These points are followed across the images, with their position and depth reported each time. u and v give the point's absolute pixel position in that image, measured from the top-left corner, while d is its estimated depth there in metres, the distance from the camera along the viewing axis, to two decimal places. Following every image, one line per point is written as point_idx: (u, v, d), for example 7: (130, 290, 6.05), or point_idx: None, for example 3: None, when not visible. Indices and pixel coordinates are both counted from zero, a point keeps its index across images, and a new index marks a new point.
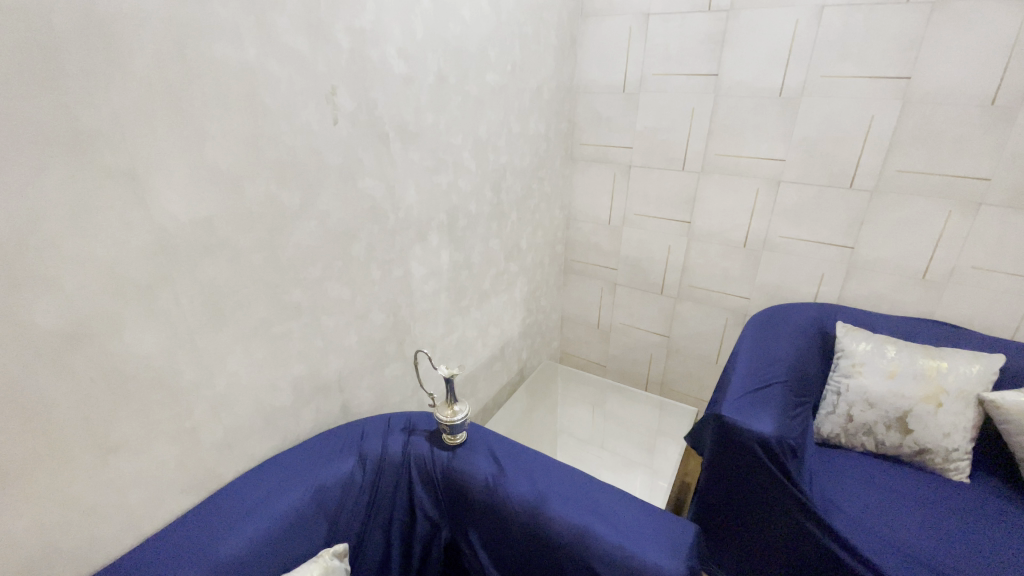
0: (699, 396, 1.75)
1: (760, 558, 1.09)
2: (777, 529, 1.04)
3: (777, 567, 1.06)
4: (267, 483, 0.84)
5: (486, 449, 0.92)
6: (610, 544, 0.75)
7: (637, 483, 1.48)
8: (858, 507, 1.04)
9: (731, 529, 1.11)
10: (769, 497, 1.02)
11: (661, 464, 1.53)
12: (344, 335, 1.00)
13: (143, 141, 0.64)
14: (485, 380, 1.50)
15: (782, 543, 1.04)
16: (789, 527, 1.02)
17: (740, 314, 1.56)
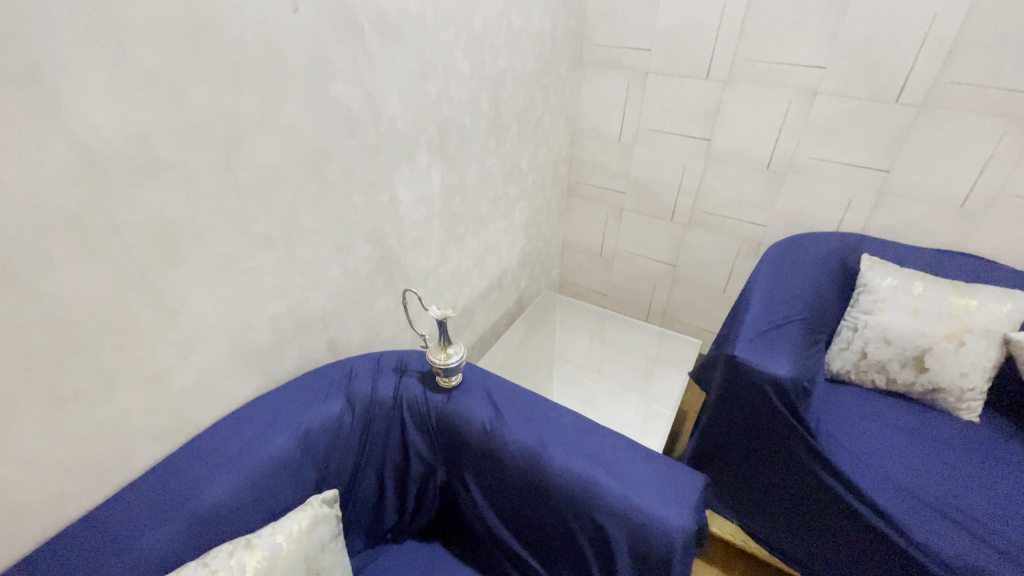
0: (702, 327, 1.70)
1: (758, 490, 1.08)
2: (780, 466, 1.01)
3: (775, 500, 1.05)
4: (249, 427, 0.79)
5: (483, 391, 0.86)
6: (612, 495, 0.71)
7: (633, 406, 1.48)
8: (864, 447, 1.01)
9: (731, 463, 1.10)
10: (775, 436, 0.99)
11: (657, 390, 1.52)
12: (325, 268, 0.90)
13: (42, 32, 0.50)
14: (482, 311, 1.42)
15: (783, 479, 1.02)
16: (792, 464, 0.99)
17: (754, 242, 1.46)
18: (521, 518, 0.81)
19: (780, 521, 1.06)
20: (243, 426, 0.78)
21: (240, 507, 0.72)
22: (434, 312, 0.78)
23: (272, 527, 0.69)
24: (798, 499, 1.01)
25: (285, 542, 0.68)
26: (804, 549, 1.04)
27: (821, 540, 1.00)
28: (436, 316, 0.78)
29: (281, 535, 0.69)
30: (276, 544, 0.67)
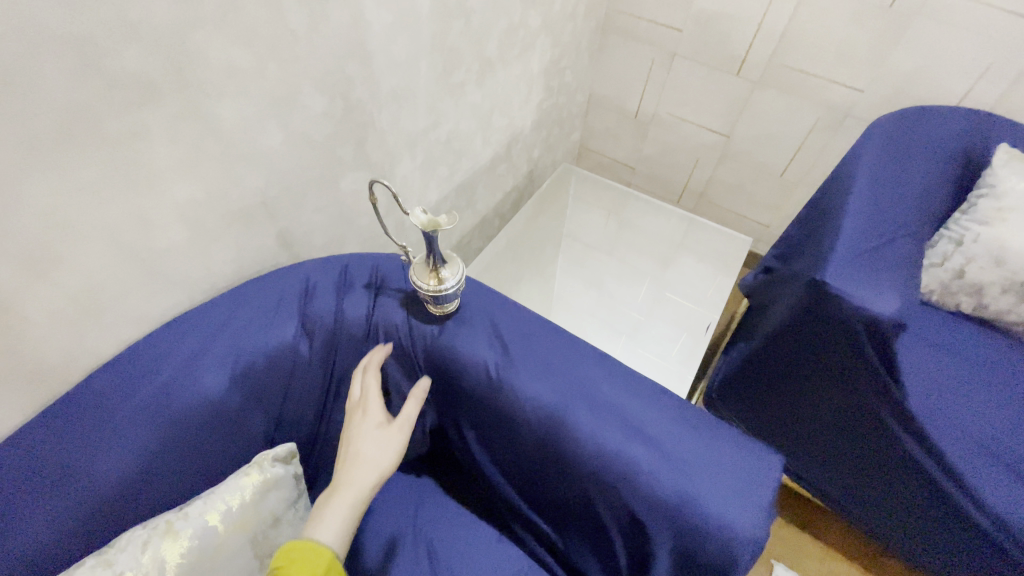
0: (742, 214, 1.43)
1: (794, 425, 0.87)
2: (833, 408, 0.78)
3: (814, 440, 0.85)
4: (169, 364, 0.55)
5: (487, 323, 0.63)
6: (656, 484, 0.53)
7: (642, 294, 1.43)
8: (949, 384, 0.76)
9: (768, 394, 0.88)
10: (841, 375, 0.74)
11: (673, 278, 1.42)
12: (257, 133, 0.60)
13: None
14: (486, 186, 1.14)
15: (832, 421, 0.80)
16: (853, 409, 0.76)
17: (839, 114, 1.13)
18: (524, 479, 0.64)
19: (814, 461, 0.87)
20: (158, 361, 0.55)
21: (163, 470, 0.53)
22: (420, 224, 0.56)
23: (203, 501, 0.51)
24: (848, 446, 0.80)
25: (221, 522, 0.51)
26: (838, 493, 0.87)
27: (865, 490, 0.81)
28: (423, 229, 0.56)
29: (214, 513, 0.51)
30: (207, 527, 0.50)
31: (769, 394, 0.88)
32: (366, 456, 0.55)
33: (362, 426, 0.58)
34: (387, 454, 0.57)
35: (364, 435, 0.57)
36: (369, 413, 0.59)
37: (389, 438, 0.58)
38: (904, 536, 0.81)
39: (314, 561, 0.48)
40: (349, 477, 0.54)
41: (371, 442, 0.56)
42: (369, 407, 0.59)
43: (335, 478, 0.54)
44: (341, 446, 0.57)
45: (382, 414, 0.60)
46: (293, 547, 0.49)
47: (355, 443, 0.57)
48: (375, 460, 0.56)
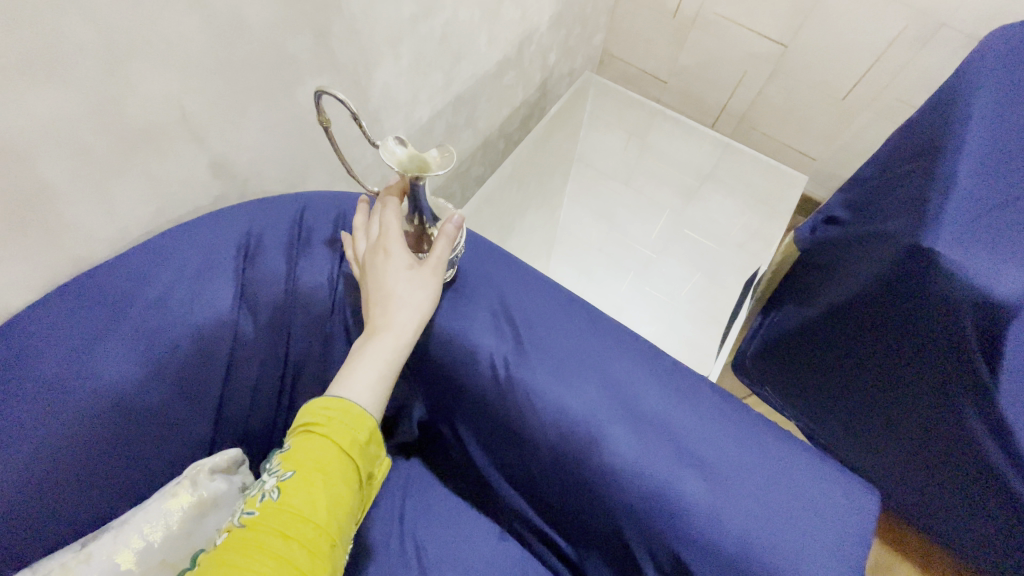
0: (785, 143, 1.23)
1: (842, 401, 0.75)
2: (894, 397, 0.66)
3: (864, 421, 0.73)
4: (54, 360, 0.39)
5: (493, 302, 0.51)
6: (713, 529, 0.42)
7: (658, 228, 1.29)
8: None
9: (820, 365, 0.75)
10: (914, 365, 0.61)
11: (696, 214, 1.25)
12: (155, 12, 0.40)
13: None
14: (490, 100, 0.92)
15: (888, 410, 0.68)
16: (919, 403, 0.63)
17: (936, 22, 0.89)
18: (533, 489, 0.53)
19: (855, 443, 0.77)
20: (38, 358, 0.38)
21: (57, 513, 0.38)
22: (399, 171, 0.43)
23: (112, 537, 0.38)
24: (901, 437, 0.68)
25: (139, 561, 0.39)
26: (877, 475, 0.78)
27: (913, 479, 0.72)
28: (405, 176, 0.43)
29: (128, 551, 0.38)
30: (118, 572, 0.38)
31: (815, 369, 0.76)
32: (399, 299, 0.46)
33: (387, 268, 0.47)
34: (424, 296, 0.48)
35: (394, 276, 0.47)
36: (395, 251, 0.48)
37: (423, 276, 0.48)
38: (950, 524, 0.73)
39: (355, 427, 0.43)
40: (387, 321, 0.46)
41: (402, 287, 0.47)
42: (392, 242, 0.48)
43: (367, 327, 0.47)
44: (367, 292, 0.48)
45: (409, 251, 0.49)
46: (328, 402, 0.43)
47: (382, 286, 0.47)
48: (413, 304, 0.47)
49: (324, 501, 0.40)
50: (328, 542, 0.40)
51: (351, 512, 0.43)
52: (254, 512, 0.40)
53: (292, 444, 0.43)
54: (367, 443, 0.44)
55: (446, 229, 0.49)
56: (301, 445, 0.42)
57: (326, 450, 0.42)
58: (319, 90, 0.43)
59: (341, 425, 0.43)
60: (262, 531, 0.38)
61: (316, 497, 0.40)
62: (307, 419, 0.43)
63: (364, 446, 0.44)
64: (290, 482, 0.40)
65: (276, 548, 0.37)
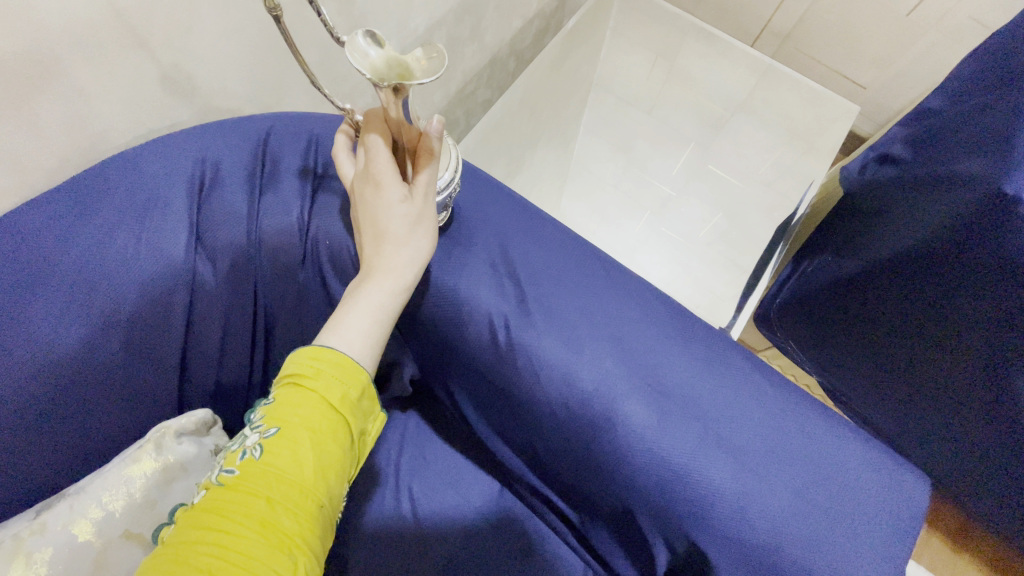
0: (832, 68, 1.09)
1: (872, 358, 0.70)
2: (932, 355, 0.60)
3: (894, 379, 0.68)
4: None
5: (493, 252, 0.45)
6: (738, 518, 0.37)
7: (680, 163, 1.18)
8: None
9: (852, 319, 0.69)
10: (960, 323, 0.55)
11: (723, 150, 1.14)
12: None
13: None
14: (498, 9, 0.80)
15: (925, 371, 0.62)
16: (962, 364, 0.57)
17: None
18: (536, 457, 0.48)
19: (884, 400, 0.73)
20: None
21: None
22: (374, 79, 0.34)
23: (67, 506, 0.35)
24: (936, 397, 0.63)
25: (99, 532, 0.35)
26: (904, 434, 0.74)
27: (944, 440, 0.67)
28: (381, 86, 0.34)
29: (86, 522, 0.35)
30: (75, 544, 0.34)
31: (849, 324, 0.70)
32: (395, 236, 0.40)
33: (377, 201, 0.40)
34: (423, 233, 0.41)
35: (388, 212, 0.39)
36: (384, 178, 0.40)
37: (422, 210, 0.41)
38: (978, 487, 0.69)
39: (348, 379, 0.37)
40: (383, 262, 0.40)
41: (398, 223, 0.39)
42: (381, 169, 0.39)
43: (361, 267, 0.40)
44: (359, 226, 0.41)
45: (398, 176, 0.40)
46: (313, 352, 0.37)
47: (375, 222, 0.40)
48: (412, 242, 0.40)
49: (312, 463, 0.35)
50: (316, 508, 0.35)
51: (342, 474, 0.38)
52: (232, 473, 0.34)
53: (274, 399, 0.37)
54: (361, 398, 0.39)
55: (429, 134, 0.40)
56: (285, 400, 0.36)
57: (317, 406, 0.36)
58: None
59: (332, 378, 0.37)
60: (241, 495, 0.33)
61: (303, 458, 0.35)
62: (290, 372, 0.37)
63: (357, 401, 0.38)
64: (273, 442, 0.35)
65: (258, 516, 0.32)
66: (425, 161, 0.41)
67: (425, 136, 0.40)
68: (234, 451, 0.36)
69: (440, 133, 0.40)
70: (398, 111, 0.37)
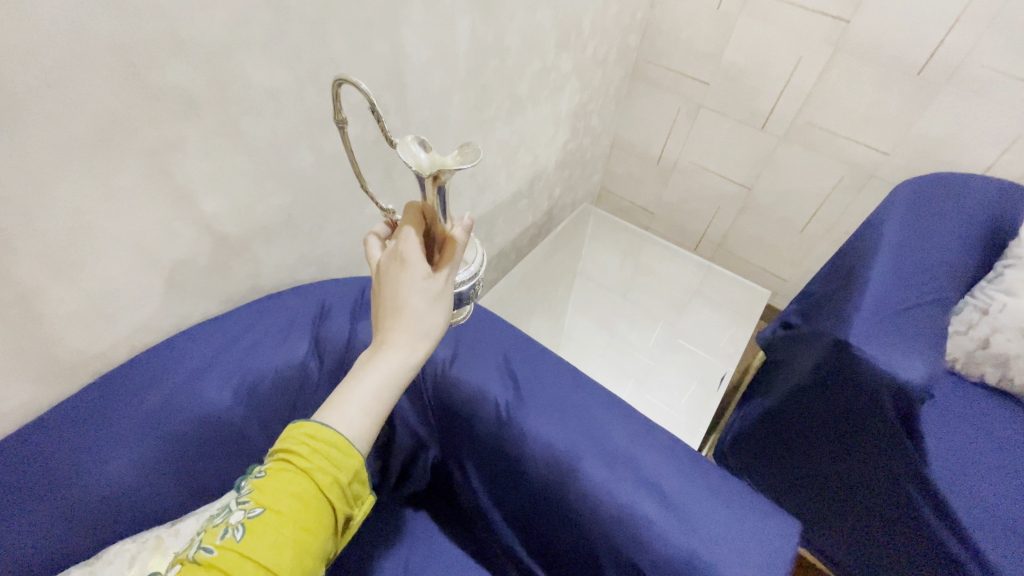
0: (759, 266, 1.42)
1: (809, 479, 0.85)
2: (850, 468, 0.77)
3: (829, 496, 0.82)
4: (128, 404, 0.53)
5: (498, 357, 0.65)
6: (666, 539, 0.52)
7: (654, 338, 1.42)
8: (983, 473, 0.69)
9: (786, 447, 0.86)
10: (858, 436, 0.73)
11: (687, 326, 1.41)
12: (289, 153, 0.60)
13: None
14: (505, 221, 1.15)
15: (848, 483, 0.78)
16: (874, 473, 0.74)
17: (863, 175, 1.12)
18: (525, 518, 0.64)
19: (827, 521, 0.86)
20: (111, 406, 0.52)
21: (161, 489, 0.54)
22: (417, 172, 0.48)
23: (195, 518, 0.50)
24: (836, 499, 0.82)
25: None
26: (850, 555, 0.85)
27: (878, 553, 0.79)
28: (424, 175, 0.48)
29: None
30: None
31: (783, 450, 0.87)
32: (412, 308, 0.49)
33: (405, 276, 0.50)
34: (434, 310, 0.50)
35: (410, 283, 0.50)
36: (412, 262, 0.51)
37: (437, 288, 0.51)
38: None
39: (335, 463, 0.44)
40: (397, 329, 0.49)
41: (419, 299, 0.50)
42: (408, 251, 0.51)
43: (377, 337, 0.49)
44: (382, 299, 0.51)
45: (425, 261, 0.52)
46: (304, 439, 0.44)
47: (398, 294, 0.50)
48: (423, 316, 0.50)
49: (289, 547, 0.41)
50: None
51: (318, 556, 0.44)
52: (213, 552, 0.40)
53: (273, 467, 0.45)
54: (343, 486, 0.45)
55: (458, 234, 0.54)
56: (277, 476, 0.44)
57: (303, 485, 0.43)
58: (336, 79, 0.46)
59: (324, 455, 0.44)
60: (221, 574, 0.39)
61: (280, 542, 0.41)
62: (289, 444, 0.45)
63: (338, 489, 0.45)
64: (254, 519, 0.41)
65: None
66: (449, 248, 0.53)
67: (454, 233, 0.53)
68: (219, 524, 0.42)
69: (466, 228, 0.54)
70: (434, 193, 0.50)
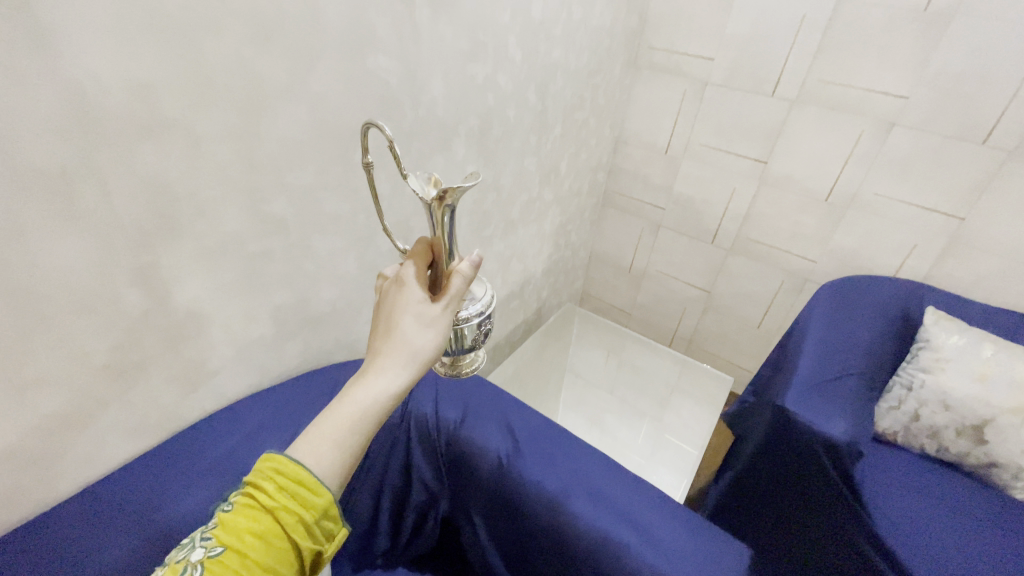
0: (729, 360, 1.59)
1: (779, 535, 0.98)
2: (810, 520, 0.91)
3: (794, 549, 0.95)
4: (190, 463, 0.68)
5: (499, 417, 0.77)
6: (641, 562, 0.63)
7: (642, 434, 1.54)
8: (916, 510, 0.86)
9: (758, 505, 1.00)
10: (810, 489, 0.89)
11: (671, 420, 1.53)
12: (341, 260, 0.81)
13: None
14: (500, 320, 1.34)
15: (808, 534, 0.92)
16: (826, 523, 0.88)
17: (800, 278, 1.34)
18: (526, 559, 0.73)
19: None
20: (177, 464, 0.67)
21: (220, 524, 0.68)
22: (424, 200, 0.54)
23: None
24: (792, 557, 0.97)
25: None
26: None
27: None
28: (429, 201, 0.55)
29: None
30: None
31: (756, 508, 1.01)
32: (404, 331, 0.54)
33: (402, 299, 0.56)
34: (423, 334, 0.55)
35: (405, 307, 0.55)
36: (411, 289, 0.57)
37: (430, 316, 0.56)
38: None
39: (300, 505, 0.46)
40: (387, 349, 0.54)
41: (410, 321, 0.55)
42: (409, 280, 0.57)
43: (370, 352, 0.54)
44: (381, 319, 0.56)
45: (424, 290, 0.57)
46: (273, 479, 0.46)
47: (394, 316, 0.55)
48: (412, 339, 0.54)
49: None
50: None
51: None
52: None
53: (239, 503, 0.47)
54: (308, 527, 0.47)
55: (461, 269, 0.58)
56: (243, 514, 0.46)
57: (268, 525, 0.45)
58: (364, 124, 0.56)
59: (290, 492, 0.46)
60: None
61: None
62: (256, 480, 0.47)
63: (302, 530, 0.47)
64: (216, 559, 0.43)
65: None
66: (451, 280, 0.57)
67: (456, 268, 0.58)
68: (180, 562, 0.43)
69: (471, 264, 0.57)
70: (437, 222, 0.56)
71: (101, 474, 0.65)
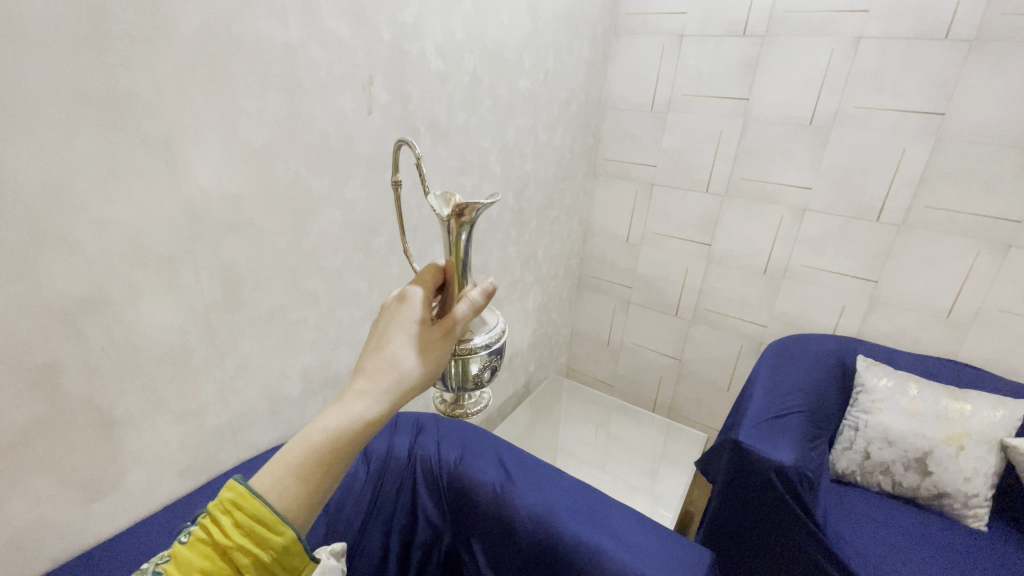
0: (707, 424, 1.71)
1: (760, 561, 1.11)
2: (781, 541, 1.06)
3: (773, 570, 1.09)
4: None
5: (493, 454, 0.91)
6: (621, 565, 0.74)
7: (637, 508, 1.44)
8: (862, 541, 1.01)
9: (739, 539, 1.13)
10: (776, 514, 1.04)
11: (663, 490, 1.51)
12: (358, 329, 0.99)
13: (177, 95, 0.61)
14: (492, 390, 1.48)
15: (781, 554, 1.07)
16: (795, 541, 1.04)
17: (756, 341, 1.52)
18: None
19: None
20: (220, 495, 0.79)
21: None
22: (442, 214, 0.65)
23: None
24: (765, 564, 1.10)
25: None
26: None
27: None
28: (448, 215, 0.65)
29: None
30: None
31: (736, 542, 1.14)
32: (391, 354, 0.60)
33: (402, 317, 0.63)
34: (408, 359, 0.60)
35: (398, 329, 0.62)
36: (408, 311, 0.63)
37: (420, 340, 0.62)
38: None
39: (255, 540, 0.50)
40: (373, 369, 0.59)
41: (401, 344, 0.60)
42: (412, 301, 0.64)
43: (359, 368, 0.60)
44: (374, 336, 0.62)
45: (422, 313, 0.64)
46: (230, 511, 0.50)
47: (386, 335, 0.62)
48: (397, 362, 0.60)
49: None
50: None
51: None
52: None
53: (196, 536, 0.51)
54: (267, 564, 0.50)
55: (473, 295, 0.65)
56: (202, 544, 0.50)
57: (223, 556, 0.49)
58: (398, 141, 0.67)
59: (250, 530, 0.50)
60: None
61: None
62: (215, 513, 0.51)
63: (260, 565, 0.50)
64: None
65: None
66: (462, 304, 0.65)
67: (469, 295, 0.65)
68: None
69: (485, 290, 0.66)
70: (457, 236, 0.66)
71: (151, 510, 0.76)
